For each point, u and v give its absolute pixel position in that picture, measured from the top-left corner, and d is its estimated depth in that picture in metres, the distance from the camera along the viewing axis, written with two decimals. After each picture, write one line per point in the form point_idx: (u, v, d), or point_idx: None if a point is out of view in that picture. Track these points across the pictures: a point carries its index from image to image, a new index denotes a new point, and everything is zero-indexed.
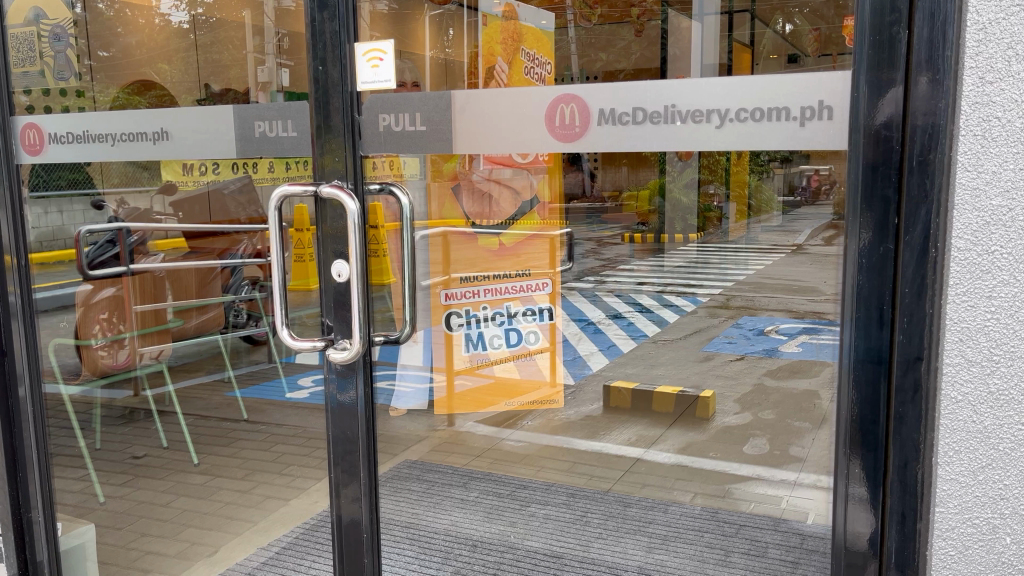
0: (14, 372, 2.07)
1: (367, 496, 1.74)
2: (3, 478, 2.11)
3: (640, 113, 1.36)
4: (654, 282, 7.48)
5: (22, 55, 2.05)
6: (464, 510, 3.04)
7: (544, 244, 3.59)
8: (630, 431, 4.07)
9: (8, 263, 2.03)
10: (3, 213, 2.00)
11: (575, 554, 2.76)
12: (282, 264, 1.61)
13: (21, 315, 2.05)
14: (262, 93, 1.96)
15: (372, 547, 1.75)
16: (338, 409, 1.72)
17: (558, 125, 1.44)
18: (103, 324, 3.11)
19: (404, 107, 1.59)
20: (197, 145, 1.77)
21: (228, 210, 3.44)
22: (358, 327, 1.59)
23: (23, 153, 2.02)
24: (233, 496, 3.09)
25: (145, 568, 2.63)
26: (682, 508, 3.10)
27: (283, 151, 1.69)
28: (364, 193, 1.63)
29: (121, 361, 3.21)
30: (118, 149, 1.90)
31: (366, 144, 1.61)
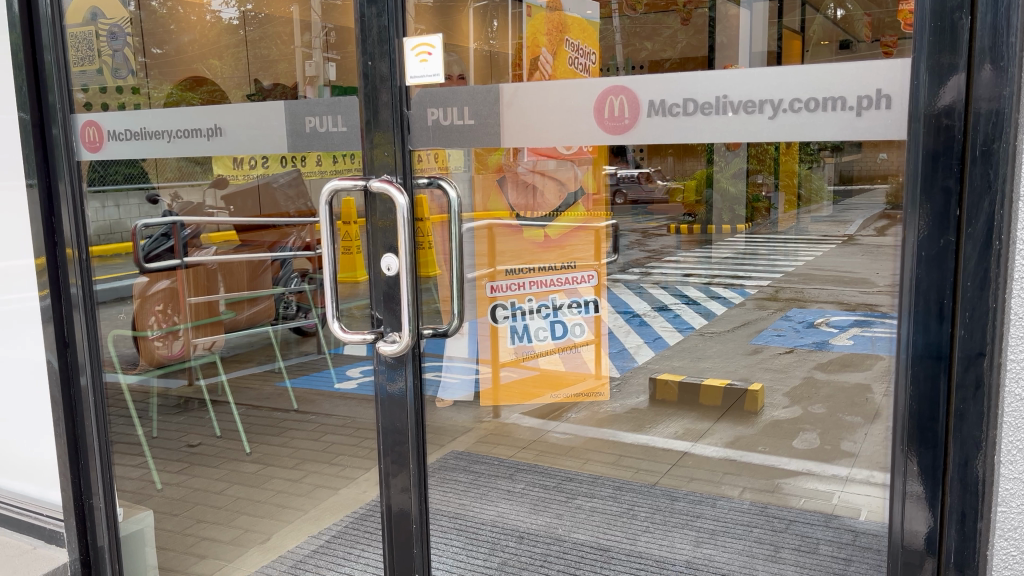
0: (77, 361, 2.14)
1: (416, 485, 1.76)
2: (67, 465, 2.19)
3: (690, 104, 1.34)
4: (700, 272, 7.38)
5: (81, 54, 2.08)
6: (511, 501, 3.05)
7: (587, 235, 3.53)
8: (676, 424, 4.05)
9: (70, 256, 2.09)
10: (65, 208, 2.07)
11: (622, 547, 2.75)
12: (333, 256, 1.64)
13: (83, 307, 2.11)
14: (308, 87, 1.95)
15: (422, 538, 1.77)
16: (387, 399, 1.74)
17: (607, 117, 1.43)
18: (159, 315, 3.23)
19: (452, 101, 1.58)
20: (250, 140, 1.79)
21: (276, 204, 3.41)
22: (407, 319, 1.61)
23: (82, 150, 2.07)
24: (284, 485, 3.15)
25: (201, 554, 2.71)
26: (730, 502, 3.08)
27: (333, 146, 1.71)
28: (413, 187, 1.64)
29: (176, 352, 3.33)
30: (174, 146, 1.94)
31: (415, 138, 1.62)
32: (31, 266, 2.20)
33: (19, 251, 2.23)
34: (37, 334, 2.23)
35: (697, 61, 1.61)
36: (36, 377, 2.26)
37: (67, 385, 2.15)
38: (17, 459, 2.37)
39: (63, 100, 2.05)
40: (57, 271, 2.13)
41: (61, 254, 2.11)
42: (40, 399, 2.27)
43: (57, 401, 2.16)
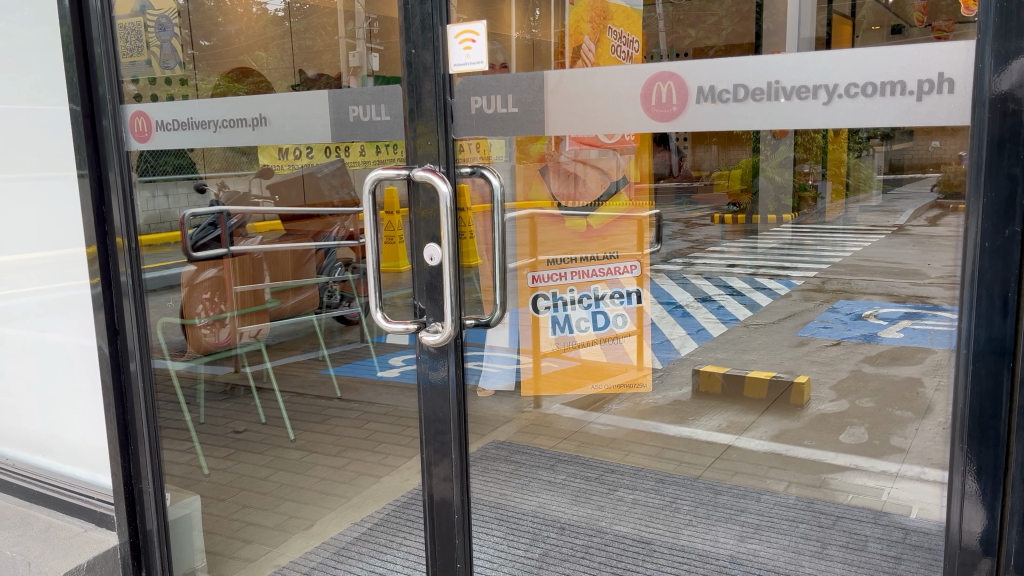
0: (126, 345, 2.17)
1: (459, 474, 1.75)
2: (117, 449, 2.23)
3: (741, 90, 1.29)
4: (746, 263, 7.25)
5: (130, 45, 2.10)
6: (552, 492, 3.04)
7: (631, 225, 3.49)
8: (719, 416, 4.00)
9: (120, 245, 2.13)
10: (115, 195, 2.11)
11: (665, 541, 2.72)
12: (377, 245, 1.63)
13: (132, 295, 2.14)
14: (353, 77, 1.89)
15: (464, 528, 1.77)
16: (430, 388, 1.73)
17: (654, 104, 1.38)
18: (206, 303, 3.35)
19: (497, 89, 1.55)
20: (293, 129, 1.78)
21: (320, 192, 3.24)
22: (450, 311, 1.60)
23: (132, 140, 2.09)
24: (327, 472, 3.20)
25: (247, 538, 2.80)
26: (775, 497, 3.03)
27: (377, 135, 1.70)
28: (456, 177, 1.62)
29: (223, 339, 3.49)
30: (221, 136, 1.93)
31: (459, 127, 1.60)
32: (82, 253, 2.25)
33: (71, 240, 2.28)
34: (89, 323, 2.27)
35: (743, 48, 1.51)
36: (88, 362, 2.31)
37: (116, 370, 2.19)
38: (69, 444, 2.43)
39: (113, 92, 2.06)
40: (106, 259, 2.16)
41: (111, 242, 2.15)
42: (92, 385, 2.32)
43: (108, 386, 2.20)
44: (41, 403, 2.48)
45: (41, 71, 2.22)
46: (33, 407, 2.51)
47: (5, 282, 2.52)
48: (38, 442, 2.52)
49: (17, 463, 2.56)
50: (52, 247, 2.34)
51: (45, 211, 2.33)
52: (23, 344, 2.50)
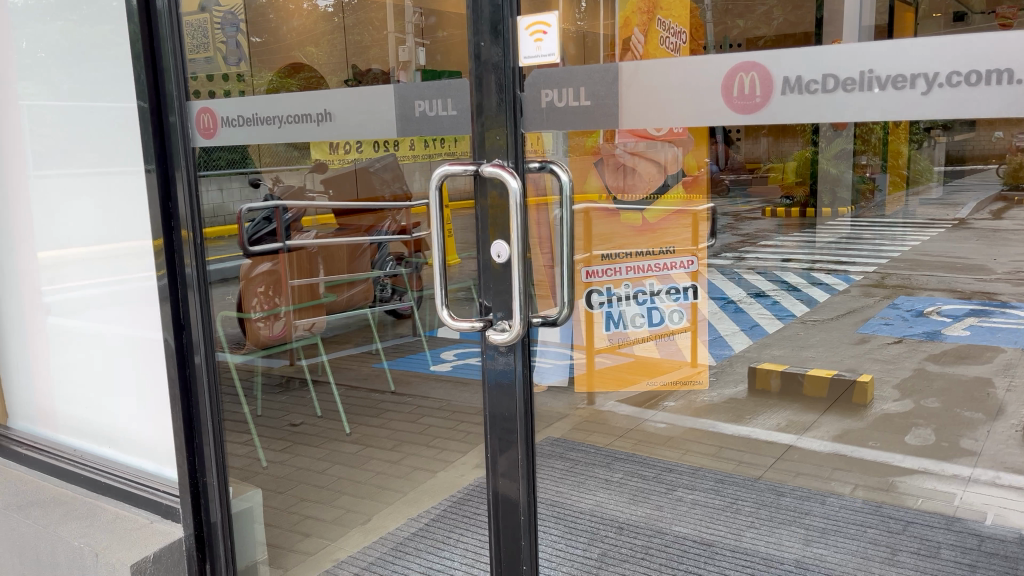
0: (190, 338, 2.18)
1: (525, 466, 1.70)
2: (182, 442, 2.24)
3: (830, 80, 1.22)
4: (801, 258, 7.10)
5: (197, 42, 2.10)
6: (609, 491, 3.01)
7: (684, 219, 3.32)
8: (778, 415, 3.92)
9: (185, 237, 2.13)
10: (180, 187, 2.10)
11: (727, 543, 2.66)
12: (443, 239, 1.59)
13: (197, 287, 2.15)
14: (403, 74, 1.83)
15: (530, 530, 1.72)
16: (496, 384, 1.68)
17: (736, 95, 1.30)
18: (261, 297, 3.39)
19: (569, 81, 1.48)
20: (360, 125, 1.75)
21: (371, 188, 3.30)
22: (518, 309, 1.55)
23: (197, 136, 2.08)
24: (382, 466, 3.23)
25: (306, 532, 2.80)
26: (841, 500, 2.94)
27: (443, 130, 1.65)
28: (525, 172, 1.56)
29: (276, 332, 3.51)
30: (284, 132, 1.90)
31: (528, 121, 1.54)
32: (149, 246, 2.27)
33: (138, 236, 2.30)
34: (155, 316, 2.30)
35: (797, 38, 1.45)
36: (153, 355, 2.34)
37: (181, 363, 2.20)
38: (134, 436, 2.47)
39: (180, 88, 2.06)
40: (172, 252, 2.15)
41: (176, 236, 2.14)
42: (157, 378, 2.35)
43: (173, 380, 2.21)
44: (109, 394, 2.53)
45: (106, 68, 2.24)
46: (100, 399, 2.56)
47: (72, 276, 2.57)
48: (105, 433, 2.56)
49: (84, 454, 2.61)
50: (118, 242, 2.37)
51: (111, 207, 2.36)
52: (90, 339, 2.55)
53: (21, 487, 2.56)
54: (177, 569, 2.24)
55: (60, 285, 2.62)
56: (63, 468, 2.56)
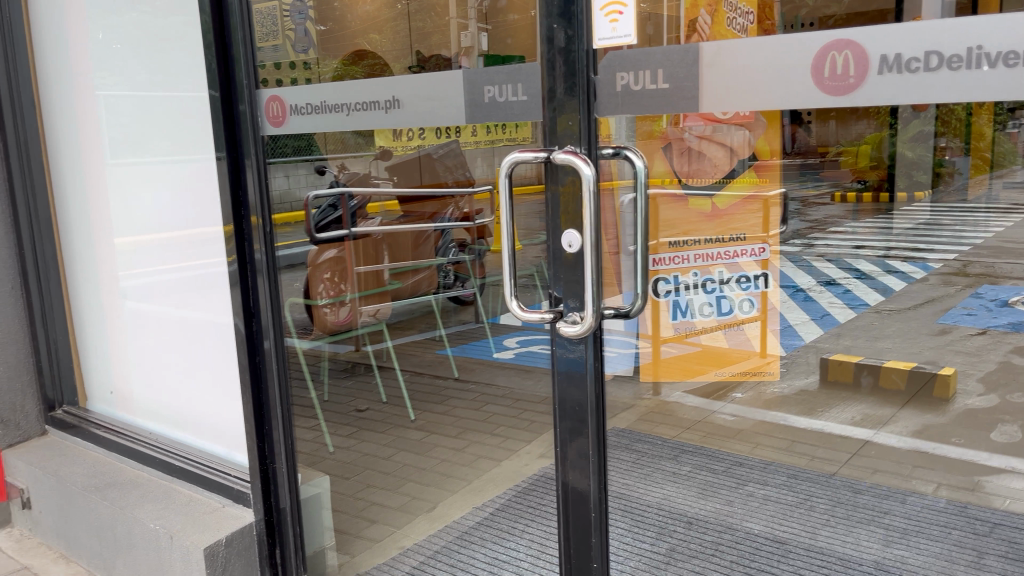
0: (260, 324, 2.19)
1: (596, 456, 1.65)
2: (251, 428, 2.25)
3: (934, 58, 1.13)
4: (876, 245, 6.85)
5: (267, 30, 2.09)
6: (677, 484, 2.95)
7: (759, 206, 3.19)
8: (853, 409, 3.79)
9: (255, 224, 2.13)
10: (250, 175, 2.11)
11: (801, 541, 2.58)
12: (513, 227, 1.55)
13: (266, 274, 2.15)
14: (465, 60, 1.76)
15: (601, 525, 1.66)
16: (566, 373, 1.63)
17: (828, 76, 1.22)
18: (327, 283, 3.40)
19: (646, 63, 1.42)
20: (428, 112, 1.71)
21: (435, 174, 3.23)
22: (590, 300, 1.49)
23: (267, 125, 2.08)
24: (447, 454, 3.24)
25: (373, 518, 2.82)
26: (923, 499, 2.82)
27: (513, 116, 1.60)
28: (597, 158, 1.51)
29: (342, 319, 3.53)
30: (352, 120, 1.87)
31: (603, 106, 1.49)
32: (220, 233, 2.29)
33: (209, 224, 2.32)
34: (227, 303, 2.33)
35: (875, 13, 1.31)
36: (225, 341, 2.37)
37: (251, 351, 2.20)
38: (206, 421, 2.51)
39: (249, 75, 2.06)
40: (242, 239, 2.16)
41: (246, 224, 2.15)
42: (228, 364, 2.38)
43: (243, 367, 2.22)
44: (182, 379, 2.57)
45: (179, 58, 2.27)
46: (174, 384, 2.61)
47: (146, 262, 2.62)
48: (179, 418, 2.62)
49: (159, 437, 2.67)
50: (190, 229, 2.40)
51: (184, 194, 2.39)
52: (165, 325, 2.60)
53: (99, 468, 2.63)
54: (248, 554, 2.27)
55: (135, 271, 2.68)
56: (139, 451, 2.63)
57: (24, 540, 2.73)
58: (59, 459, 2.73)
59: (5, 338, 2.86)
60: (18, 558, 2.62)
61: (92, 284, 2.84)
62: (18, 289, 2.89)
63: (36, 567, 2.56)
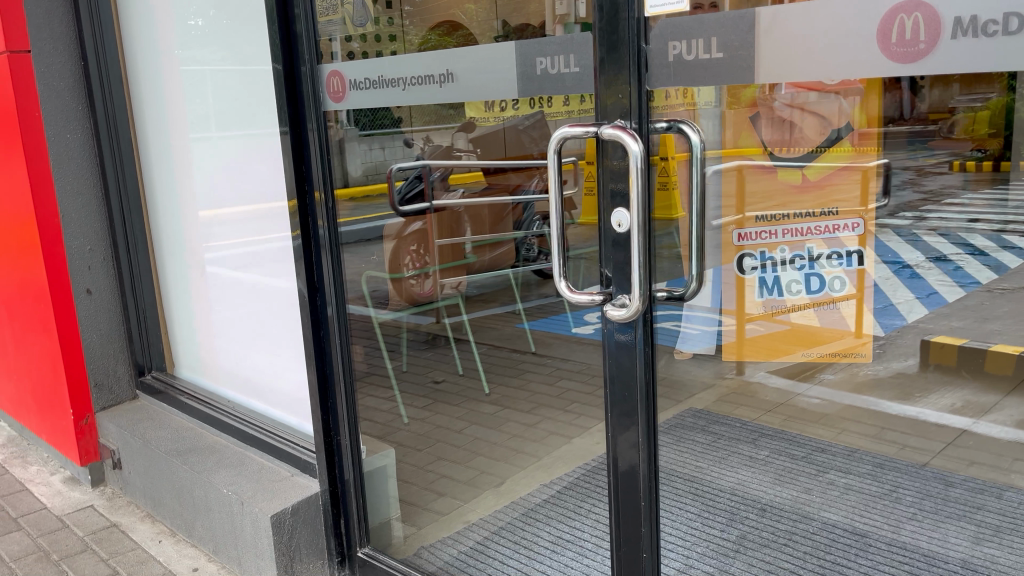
0: (323, 298, 2.22)
1: (646, 444, 1.59)
2: (316, 401, 2.29)
3: (1014, 19, 1.00)
4: (993, 219, 6.38)
5: (327, 4, 2.04)
6: (753, 469, 2.84)
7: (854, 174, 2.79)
8: (954, 395, 3.55)
9: (319, 199, 2.15)
10: (313, 152, 2.12)
11: (883, 535, 2.44)
12: (561, 203, 1.50)
13: (329, 248, 2.17)
14: (557, 29, 1.56)
15: (650, 516, 1.61)
16: (617, 358, 1.57)
17: (895, 42, 1.11)
18: (412, 254, 3.58)
19: (698, 31, 1.33)
20: (482, 85, 1.66)
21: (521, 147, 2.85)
22: (638, 283, 1.42)
23: (327, 100, 2.08)
24: (519, 428, 3.18)
25: (441, 492, 2.84)
26: (1021, 496, 2.63)
27: (566, 88, 1.53)
28: (650, 132, 1.42)
29: (427, 290, 3.76)
30: (409, 94, 1.85)
31: (653, 76, 1.40)
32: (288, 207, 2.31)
33: (279, 198, 2.35)
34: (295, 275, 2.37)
35: None
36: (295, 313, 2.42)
37: (316, 324, 2.24)
38: (280, 390, 2.57)
39: (311, 51, 2.07)
40: (305, 213, 2.18)
41: (310, 199, 2.17)
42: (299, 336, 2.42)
43: (308, 340, 2.26)
44: (260, 349, 2.64)
45: (255, 33, 2.28)
46: (253, 355, 2.68)
47: (227, 236, 2.68)
48: (257, 388, 2.69)
49: (237, 406, 2.76)
50: (263, 203, 2.45)
51: (258, 170, 2.42)
52: (245, 298, 2.66)
53: (182, 434, 2.75)
54: (313, 523, 2.34)
55: (217, 243, 2.74)
56: (217, 418, 2.72)
57: (115, 499, 2.90)
58: (147, 423, 2.86)
59: (100, 307, 3.00)
60: (109, 515, 2.78)
61: (178, 256, 2.94)
62: (111, 259, 3.02)
63: (124, 525, 2.71)
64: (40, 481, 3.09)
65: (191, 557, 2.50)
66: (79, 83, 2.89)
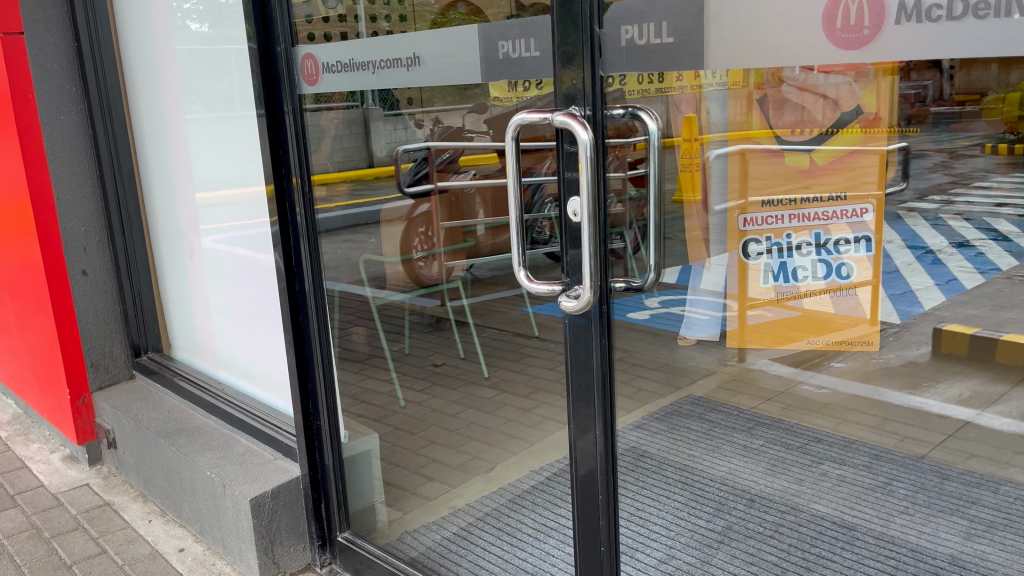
0: (302, 284, 2.21)
1: (604, 437, 1.57)
2: (296, 385, 2.30)
3: (958, 4, 0.99)
4: None
5: None
6: (746, 458, 2.80)
7: None
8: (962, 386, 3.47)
9: (296, 184, 2.15)
10: (290, 138, 2.12)
11: (871, 528, 2.40)
12: (518, 191, 1.48)
13: (306, 236, 2.18)
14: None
15: (608, 509, 1.60)
16: (575, 350, 1.55)
17: (839, 26, 1.10)
18: (421, 238, 2.97)
19: (648, 15, 1.31)
20: (447, 70, 1.63)
21: None
22: (588, 274, 1.41)
23: (303, 83, 2.06)
24: None
25: None
26: (1018, 491, 2.57)
27: (527, 73, 1.50)
28: (605, 118, 1.40)
29: (434, 273, 3.04)
30: (379, 78, 1.82)
31: (607, 62, 1.37)
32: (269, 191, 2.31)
33: (261, 181, 2.35)
34: None
35: None
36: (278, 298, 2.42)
37: (295, 308, 2.24)
38: (268, 374, 2.58)
39: (285, 33, 2.04)
40: (283, 199, 2.18)
41: (288, 184, 2.16)
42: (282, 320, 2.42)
43: (287, 324, 2.26)
44: (248, 333, 2.64)
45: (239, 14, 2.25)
46: (242, 338, 2.68)
47: (217, 219, 2.67)
48: (246, 371, 2.70)
49: (226, 388, 2.78)
50: (249, 187, 2.44)
51: (244, 153, 2.40)
52: (232, 282, 2.66)
53: (173, 416, 2.77)
54: (295, 506, 2.38)
55: (208, 226, 2.73)
56: (208, 401, 2.74)
57: (110, 478, 2.95)
58: (140, 404, 2.90)
59: (95, 289, 3.03)
60: (103, 494, 2.84)
61: (170, 238, 2.95)
62: (106, 241, 3.04)
63: (116, 504, 2.76)
64: (40, 459, 3.15)
65: (178, 537, 2.55)
66: (72, 65, 2.90)
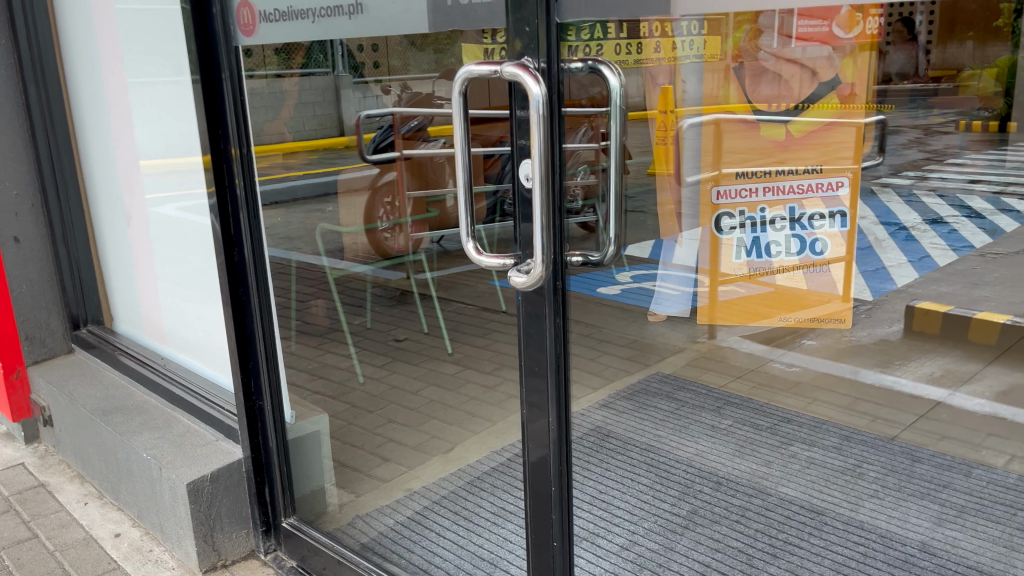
0: (242, 254, 2.06)
1: (557, 422, 1.46)
2: (236, 363, 2.15)
3: None
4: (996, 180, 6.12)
5: None
6: (714, 439, 2.71)
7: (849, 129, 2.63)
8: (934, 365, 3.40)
9: (234, 153, 1.99)
10: (224, 97, 1.95)
11: (840, 513, 2.32)
12: (467, 154, 1.35)
13: (246, 206, 2.02)
14: None
15: (562, 500, 1.49)
16: (527, 328, 1.43)
17: None
18: (388, 207, 2.74)
19: None
20: (392, 19, 1.49)
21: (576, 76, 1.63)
22: (539, 247, 1.28)
23: (240, 34, 1.89)
24: None
25: None
26: (990, 474, 2.49)
27: (477, 22, 1.35)
28: (563, 72, 1.26)
29: (400, 246, 2.80)
30: (320, 27, 1.68)
31: (564, 8, 1.23)
32: None
33: None
34: None
35: None
36: None
37: (233, 280, 2.08)
38: (212, 349, 2.43)
39: None
40: (221, 169, 2.01)
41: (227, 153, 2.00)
42: None
43: (226, 299, 2.10)
44: (191, 306, 2.48)
45: None
46: (185, 311, 2.53)
47: (157, 184, 2.50)
48: (190, 347, 2.54)
49: (169, 363, 2.63)
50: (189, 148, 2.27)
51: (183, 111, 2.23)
52: (174, 252, 2.51)
53: (111, 393, 2.62)
54: (237, 489, 2.24)
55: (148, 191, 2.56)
56: (149, 377, 2.59)
57: (47, 457, 2.80)
58: (78, 379, 2.75)
59: (30, 256, 2.86)
60: (38, 474, 2.69)
61: (109, 204, 2.78)
62: (41, 206, 2.86)
63: (51, 485, 2.61)
64: None
65: (115, 521, 2.41)
66: None
